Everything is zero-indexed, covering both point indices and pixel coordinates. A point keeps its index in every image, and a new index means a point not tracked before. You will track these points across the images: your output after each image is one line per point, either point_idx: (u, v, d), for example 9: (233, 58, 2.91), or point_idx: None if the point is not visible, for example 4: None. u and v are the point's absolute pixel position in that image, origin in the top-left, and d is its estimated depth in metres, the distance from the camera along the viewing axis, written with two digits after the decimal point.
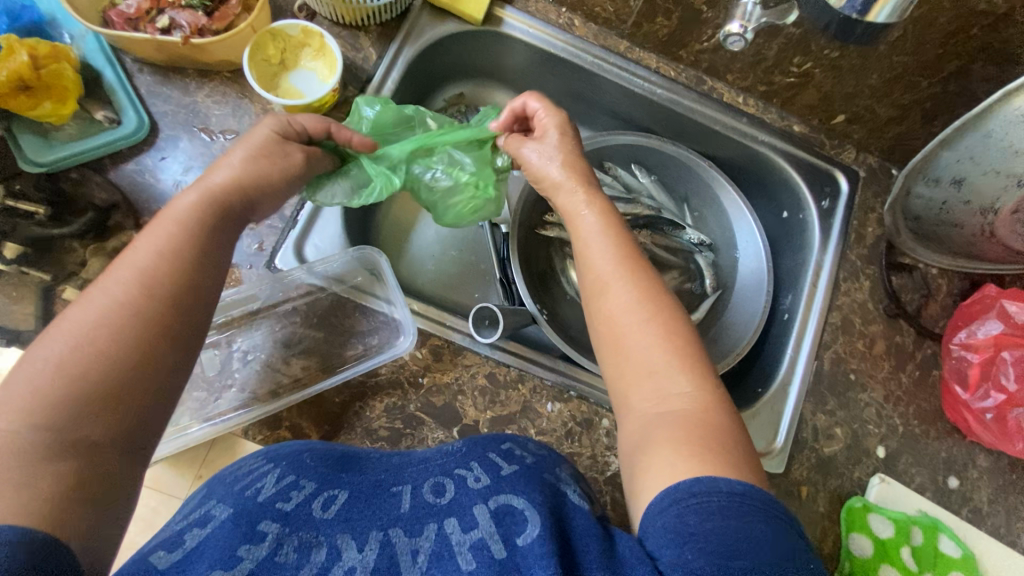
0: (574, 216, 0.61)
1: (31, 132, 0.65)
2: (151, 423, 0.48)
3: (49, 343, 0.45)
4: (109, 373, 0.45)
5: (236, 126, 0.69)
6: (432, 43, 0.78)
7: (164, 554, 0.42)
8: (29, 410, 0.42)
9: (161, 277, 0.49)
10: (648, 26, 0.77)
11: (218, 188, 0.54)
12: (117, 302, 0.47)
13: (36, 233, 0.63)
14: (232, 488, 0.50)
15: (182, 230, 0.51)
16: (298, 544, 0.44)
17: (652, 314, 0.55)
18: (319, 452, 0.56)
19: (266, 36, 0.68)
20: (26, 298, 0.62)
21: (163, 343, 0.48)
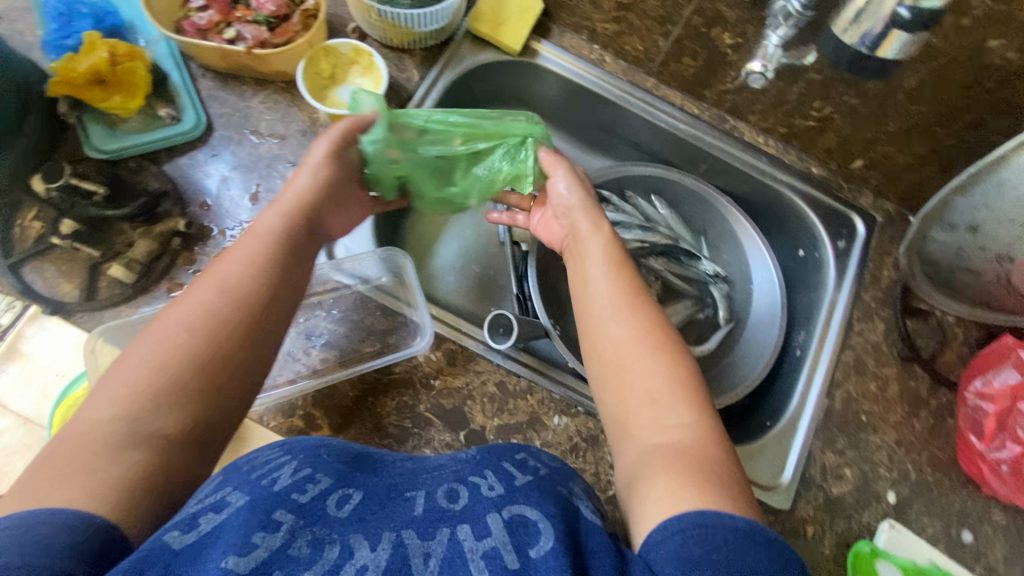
0: (580, 252, 0.65)
1: (99, 122, 0.71)
2: (215, 419, 0.51)
3: (145, 342, 0.51)
4: (192, 370, 0.49)
5: (284, 131, 0.75)
6: (470, 69, 0.84)
7: (179, 534, 0.40)
8: (119, 402, 0.47)
9: (242, 288, 0.54)
10: (675, 66, 0.81)
11: (296, 206, 0.60)
12: (204, 308, 0.52)
13: (92, 213, 0.67)
14: (249, 476, 0.47)
15: (265, 244, 0.57)
16: (312, 539, 0.41)
17: (653, 347, 0.57)
18: (336, 449, 0.53)
19: (320, 52, 0.74)
20: (74, 272, 0.67)
21: (242, 343, 0.52)
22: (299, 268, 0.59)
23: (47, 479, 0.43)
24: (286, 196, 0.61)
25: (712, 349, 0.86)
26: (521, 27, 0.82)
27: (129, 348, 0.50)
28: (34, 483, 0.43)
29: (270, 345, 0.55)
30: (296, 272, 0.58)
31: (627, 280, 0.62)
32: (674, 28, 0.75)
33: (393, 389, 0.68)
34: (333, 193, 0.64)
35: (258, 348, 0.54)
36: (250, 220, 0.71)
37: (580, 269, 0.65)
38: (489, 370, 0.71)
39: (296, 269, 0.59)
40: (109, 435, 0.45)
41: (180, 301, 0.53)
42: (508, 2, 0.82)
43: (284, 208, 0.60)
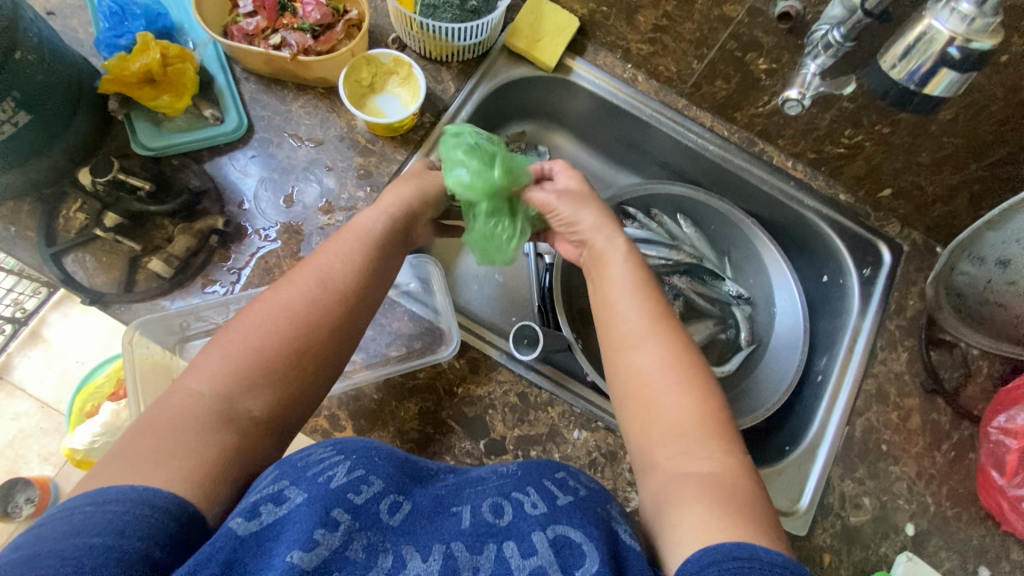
0: (606, 264, 0.65)
1: (146, 119, 0.73)
2: (294, 409, 0.54)
3: (246, 322, 0.54)
4: (285, 357, 0.53)
5: (322, 136, 0.76)
6: (505, 83, 0.85)
7: (243, 521, 0.42)
8: (216, 379, 0.51)
9: (340, 283, 0.57)
10: (707, 88, 0.82)
11: (391, 211, 0.64)
12: (304, 298, 0.56)
13: (136, 208, 0.69)
14: (305, 473, 0.46)
15: (361, 242, 0.61)
16: (367, 544, 0.42)
17: (683, 378, 0.57)
18: (388, 454, 0.53)
19: (362, 61, 0.76)
20: (114, 265, 0.69)
21: (333, 336, 0.56)
22: (387, 270, 0.62)
23: (148, 447, 0.46)
24: (386, 201, 0.65)
25: (732, 371, 0.86)
26: (557, 44, 0.83)
27: (229, 327, 0.54)
28: (137, 445, 0.46)
29: (350, 341, 0.58)
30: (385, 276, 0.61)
31: (654, 307, 0.62)
32: (709, 51, 0.76)
33: (415, 395, 0.69)
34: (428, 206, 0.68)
35: (344, 343, 0.57)
36: (282, 222, 0.72)
37: (602, 297, 0.65)
38: (510, 380, 0.72)
39: (385, 270, 0.62)
40: (208, 411, 0.49)
41: (280, 288, 0.56)
42: (546, 19, 0.83)
43: (389, 212, 0.64)
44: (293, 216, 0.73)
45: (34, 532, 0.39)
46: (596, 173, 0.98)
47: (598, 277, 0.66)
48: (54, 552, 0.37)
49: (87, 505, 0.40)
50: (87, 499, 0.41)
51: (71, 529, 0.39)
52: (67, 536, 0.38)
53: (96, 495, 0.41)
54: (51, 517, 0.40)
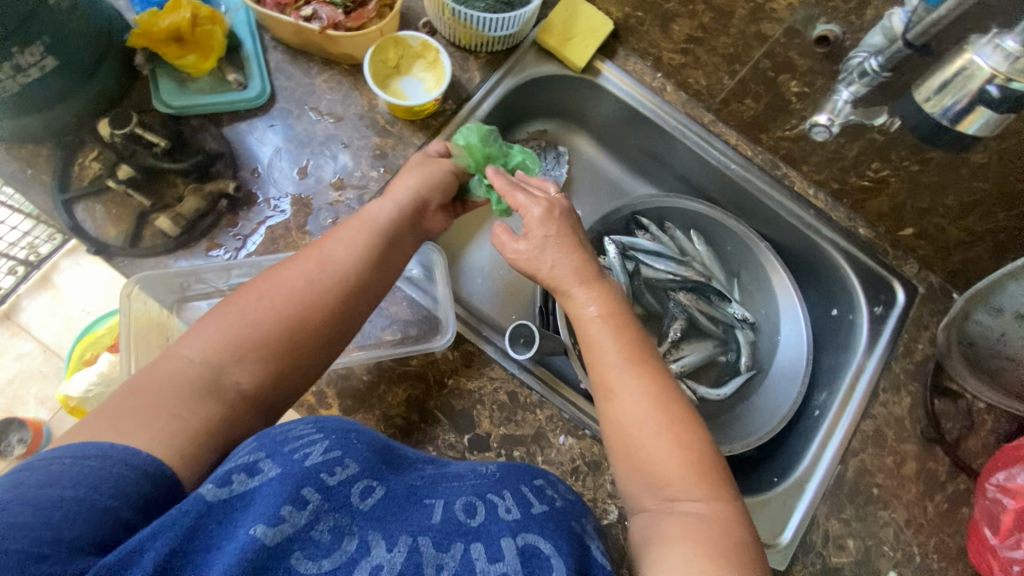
0: (574, 307, 0.63)
1: (169, 78, 0.72)
2: (283, 387, 0.54)
3: (246, 295, 0.55)
4: (279, 333, 0.54)
5: (342, 113, 0.76)
6: (531, 79, 0.84)
7: (213, 488, 0.41)
8: (211, 348, 0.52)
9: (342, 266, 0.59)
10: (735, 105, 0.81)
11: (405, 199, 0.66)
12: (305, 277, 0.57)
13: (151, 163, 0.70)
14: (282, 448, 0.46)
15: (369, 228, 0.62)
16: (333, 527, 0.42)
17: (662, 416, 0.55)
18: (367, 437, 0.53)
19: (390, 41, 0.75)
20: (122, 218, 0.69)
21: (329, 320, 0.56)
22: (397, 257, 0.64)
23: (133, 407, 0.47)
24: (396, 190, 0.66)
25: (727, 396, 0.85)
26: (588, 46, 0.82)
27: (229, 298, 0.55)
28: (124, 405, 0.47)
29: (349, 326, 0.59)
30: (389, 262, 0.63)
31: (637, 349, 0.60)
32: (741, 68, 0.75)
33: (403, 379, 0.69)
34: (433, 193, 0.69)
35: (342, 329, 0.58)
36: (293, 194, 0.72)
37: (588, 333, 0.61)
38: (500, 379, 0.71)
39: (393, 257, 0.63)
40: (199, 377, 0.50)
41: (282, 268, 0.57)
42: (580, 18, 0.82)
43: (398, 201, 0.65)
44: (303, 190, 0.73)
45: (14, 473, 0.40)
46: (614, 180, 0.96)
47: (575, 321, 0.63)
48: (25, 499, 0.37)
49: (65, 457, 0.41)
50: (66, 453, 0.41)
51: (45, 480, 0.39)
52: (39, 486, 0.38)
53: (78, 448, 0.41)
54: (31, 463, 0.41)
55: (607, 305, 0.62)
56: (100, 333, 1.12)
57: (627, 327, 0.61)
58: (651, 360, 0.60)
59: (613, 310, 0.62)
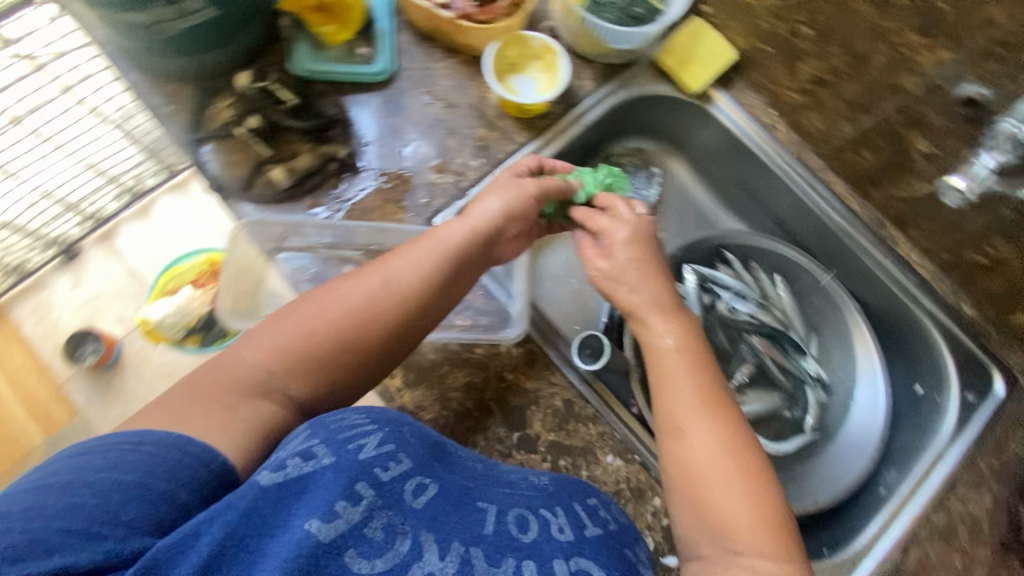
0: (652, 336, 0.63)
1: (305, 43, 0.76)
2: (332, 394, 0.56)
3: (306, 304, 0.58)
4: (331, 346, 0.56)
5: (454, 100, 0.78)
6: (641, 96, 0.84)
7: (268, 472, 0.44)
8: (267, 352, 0.55)
9: (402, 287, 0.60)
10: (850, 155, 0.78)
11: (478, 226, 0.65)
12: (365, 295, 0.58)
13: (276, 118, 0.74)
14: (335, 435, 0.48)
15: (434, 251, 0.62)
16: (386, 524, 0.45)
17: (734, 464, 0.54)
18: (418, 432, 0.55)
19: (513, 39, 0.78)
20: (240, 163, 0.73)
21: (381, 338, 0.58)
22: (462, 282, 0.64)
23: (192, 399, 0.51)
24: (473, 216, 0.65)
25: (788, 452, 0.81)
26: (706, 73, 0.81)
27: (293, 304, 0.58)
28: (182, 398, 0.51)
29: (404, 344, 0.60)
30: (452, 286, 0.63)
31: (711, 391, 0.58)
32: (866, 118, 0.72)
33: (465, 366, 0.70)
34: (518, 222, 0.67)
35: (396, 348, 0.59)
36: (396, 169, 0.75)
37: (661, 370, 0.60)
38: (559, 386, 0.70)
39: (455, 286, 0.63)
40: (253, 377, 0.53)
41: (346, 282, 0.59)
42: (704, 43, 0.81)
43: (471, 224, 0.64)
44: (406, 167, 0.75)
45: (76, 456, 0.44)
46: (702, 211, 0.95)
47: (651, 350, 0.62)
48: (87, 482, 0.42)
49: (126, 442, 0.45)
50: (124, 439, 0.45)
51: (105, 464, 0.43)
52: (100, 469, 0.43)
53: (133, 435, 0.46)
54: (90, 446, 0.45)
55: (682, 336, 0.62)
56: (186, 268, 1.18)
57: (705, 366, 0.60)
58: (724, 401, 0.58)
59: (687, 339, 0.62)
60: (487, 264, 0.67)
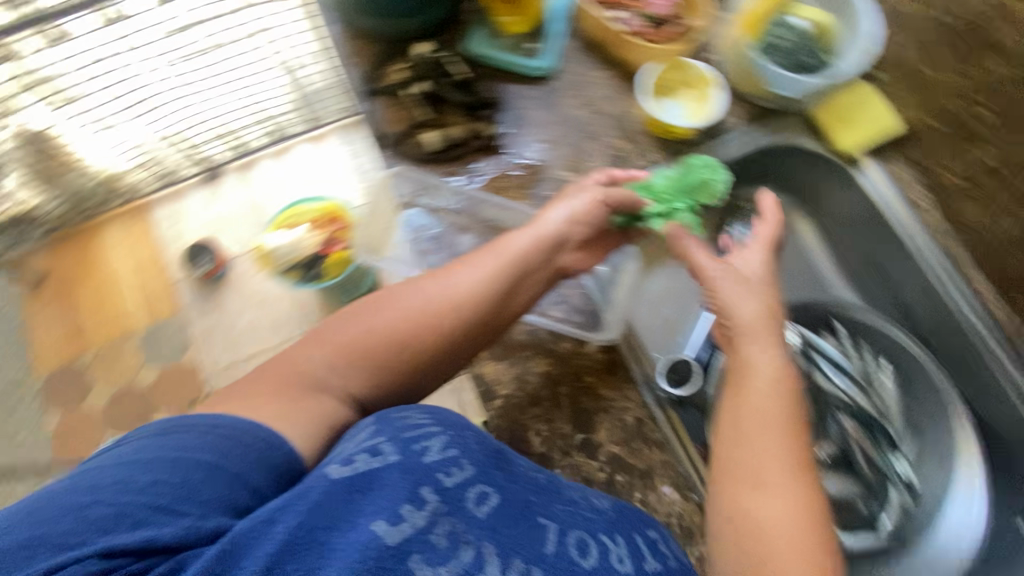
0: (750, 369, 0.56)
1: (479, 28, 0.82)
2: (390, 389, 0.57)
3: (367, 305, 0.58)
4: (388, 347, 0.56)
5: (601, 108, 0.82)
6: (786, 145, 0.83)
7: (337, 466, 0.44)
8: (326, 351, 0.55)
9: (463, 293, 0.59)
10: (1001, 253, 0.72)
11: (547, 236, 0.66)
12: (423, 298, 0.58)
13: (441, 89, 0.79)
14: (400, 434, 0.48)
15: (499, 259, 0.62)
16: (450, 532, 0.44)
17: (806, 540, 0.48)
18: (480, 439, 0.55)
19: (674, 63, 0.80)
20: (398, 121, 0.80)
21: (439, 342, 0.57)
22: (523, 290, 0.64)
23: (254, 393, 0.51)
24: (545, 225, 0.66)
25: (851, 546, 0.76)
26: (861, 137, 0.79)
27: (355, 307, 0.59)
28: (243, 393, 0.52)
29: (463, 348, 0.60)
30: (513, 292, 0.63)
31: (796, 450, 0.52)
32: None
33: (547, 356, 0.71)
34: (578, 232, 0.68)
35: (455, 353, 0.59)
36: (532, 158, 0.79)
37: (735, 415, 0.55)
38: (631, 403, 0.70)
39: (516, 294, 0.63)
40: (313, 374, 0.54)
41: (408, 285, 0.60)
42: (866, 108, 0.79)
43: (540, 234, 0.65)
44: (542, 158, 0.79)
45: (154, 435, 0.44)
46: (818, 276, 0.91)
47: (741, 384, 0.56)
48: (166, 461, 0.42)
49: (200, 425, 0.45)
50: (199, 420, 0.45)
51: (182, 445, 0.43)
52: (177, 450, 0.43)
53: (210, 415, 0.45)
54: (166, 425, 0.45)
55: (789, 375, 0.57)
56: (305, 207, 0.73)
57: (797, 422, 0.54)
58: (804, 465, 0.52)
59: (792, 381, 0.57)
60: (552, 276, 0.67)
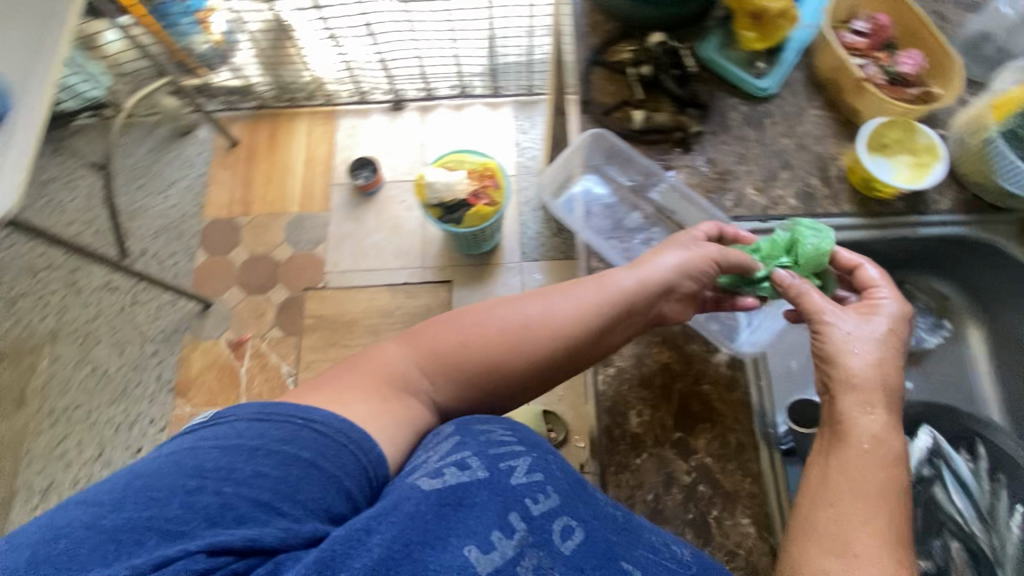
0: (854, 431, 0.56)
1: (718, 36, 0.85)
2: (469, 398, 0.64)
3: (461, 318, 0.66)
4: (473, 363, 0.63)
5: (809, 144, 0.82)
6: (988, 244, 0.78)
7: (428, 479, 0.50)
8: (418, 355, 0.63)
9: (555, 325, 0.65)
10: None
11: (652, 284, 0.69)
12: (516, 322, 0.64)
13: (662, 76, 0.83)
14: (486, 451, 0.54)
15: (597, 297, 0.67)
16: (535, 565, 0.47)
17: None
18: (564, 466, 0.56)
19: (904, 124, 0.77)
20: (612, 92, 0.85)
21: (522, 365, 0.64)
22: (616, 330, 0.67)
23: (347, 379, 0.60)
24: (649, 270, 0.69)
25: None
26: None
27: (450, 318, 0.66)
28: (339, 376, 0.61)
29: (543, 374, 0.66)
30: (604, 331, 0.67)
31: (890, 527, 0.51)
32: None
33: (671, 348, 0.73)
34: (687, 277, 0.70)
35: (534, 378, 0.65)
36: (724, 166, 0.80)
37: (823, 476, 0.55)
38: (738, 425, 0.69)
39: (608, 333, 0.67)
40: (406, 376, 0.62)
41: (505, 306, 0.66)
42: None
43: (645, 278, 0.69)
44: (733, 170, 0.80)
45: (252, 419, 0.51)
46: (971, 393, 0.83)
47: (837, 448, 0.56)
48: (270, 450, 0.49)
49: (297, 418, 0.52)
50: (296, 414, 0.52)
51: (281, 437, 0.51)
52: (282, 440, 0.50)
53: (305, 411, 0.53)
54: (263, 411, 0.52)
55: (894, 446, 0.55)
56: (469, 160, 1.62)
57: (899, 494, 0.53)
58: (901, 536, 0.51)
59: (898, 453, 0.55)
60: (649, 323, 0.70)
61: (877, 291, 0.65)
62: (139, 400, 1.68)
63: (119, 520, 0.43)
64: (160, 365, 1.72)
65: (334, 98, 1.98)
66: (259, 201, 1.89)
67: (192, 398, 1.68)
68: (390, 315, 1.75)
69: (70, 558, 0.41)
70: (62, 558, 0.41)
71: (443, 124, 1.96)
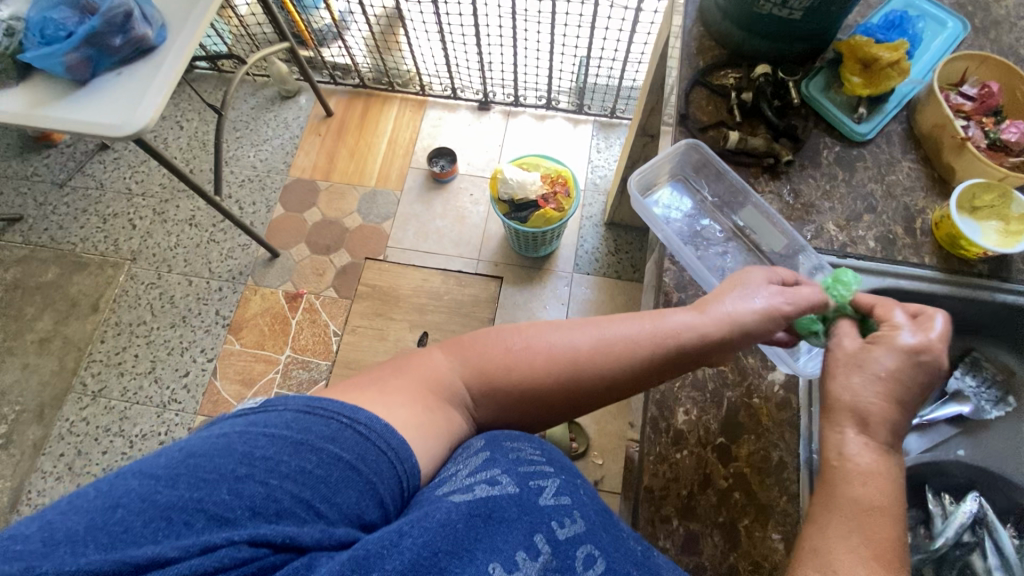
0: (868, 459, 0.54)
1: (822, 78, 0.89)
2: (510, 418, 0.61)
3: (513, 336, 0.62)
4: (520, 386, 0.60)
5: (896, 193, 0.83)
6: None
7: (461, 493, 0.48)
8: (464, 368, 0.60)
9: (606, 360, 0.61)
10: None
11: (714, 332, 0.63)
12: (568, 348, 0.61)
13: (762, 103, 0.87)
14: (516, 468, 0.52)
15: (653, 335, 0.62)
16: None
17: None
18: (590, 493, 0.54)
19: (999, 189, 0.77)
20: (710, 111, 0.89)
21: (569, 395, 0.60)
22: (666, 373, 0.63)
23: (389, 377, 0.57)
24: (709, 316, 0.64)
25: None
26: None
27: (501, 333, 0.63)
28: (380, 373, 0.58)
29: (586, 404, 0.62)
30: (654, 372, 0.62)
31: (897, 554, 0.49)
32: None
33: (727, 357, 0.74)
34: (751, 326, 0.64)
35: (577, 407, 0.62)
36: (808, 199, 0.83)
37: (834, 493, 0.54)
38: (782, 443, 0.70)
39: (656, 374, 0.63)
40: (450, 388, 0.59)
41: (557, 330, 0.62)
42: None
43: (705, 325, 0.63)
44: (817, 204, 0.82)
45: (300, 411, 0.48)
46: None
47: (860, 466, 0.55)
48: (314, 448, 0.46)
49: (342, 417, 0.48)
50: (342, 412, 0.49)
51: (326, 434, 0.47)
52: (325, 437, 0.47)
53: (350, 410, 0.49)
54: (311, 404, 0.49)
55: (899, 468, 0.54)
56: (546, 166, 1.68)
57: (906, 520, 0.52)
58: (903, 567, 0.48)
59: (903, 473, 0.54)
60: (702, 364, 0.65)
61: (895, 322, 0.61)
62: (196, 328, 1.79)
63: (170, 498, 0.40)
64: (220, 301, 1.83)
65: (428, 88, 2.09)
66: (339, 171, 2.01)
67: (241, 338, 1.77)
68: (438, 298, 1.81)
69: (124, 530, 0.38)
70: (117, 528, 0.38)
71: (524, 131, 2.03)
